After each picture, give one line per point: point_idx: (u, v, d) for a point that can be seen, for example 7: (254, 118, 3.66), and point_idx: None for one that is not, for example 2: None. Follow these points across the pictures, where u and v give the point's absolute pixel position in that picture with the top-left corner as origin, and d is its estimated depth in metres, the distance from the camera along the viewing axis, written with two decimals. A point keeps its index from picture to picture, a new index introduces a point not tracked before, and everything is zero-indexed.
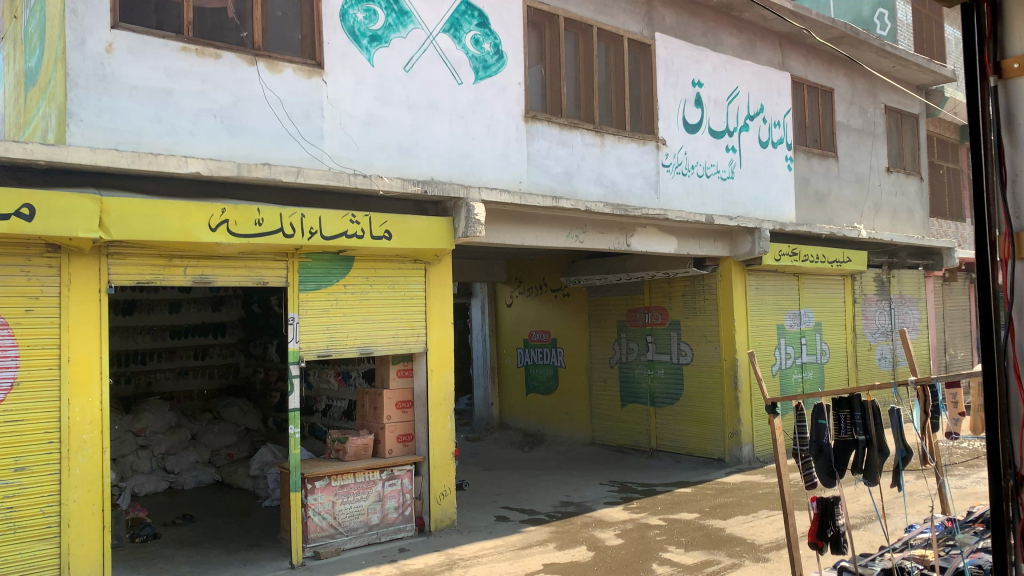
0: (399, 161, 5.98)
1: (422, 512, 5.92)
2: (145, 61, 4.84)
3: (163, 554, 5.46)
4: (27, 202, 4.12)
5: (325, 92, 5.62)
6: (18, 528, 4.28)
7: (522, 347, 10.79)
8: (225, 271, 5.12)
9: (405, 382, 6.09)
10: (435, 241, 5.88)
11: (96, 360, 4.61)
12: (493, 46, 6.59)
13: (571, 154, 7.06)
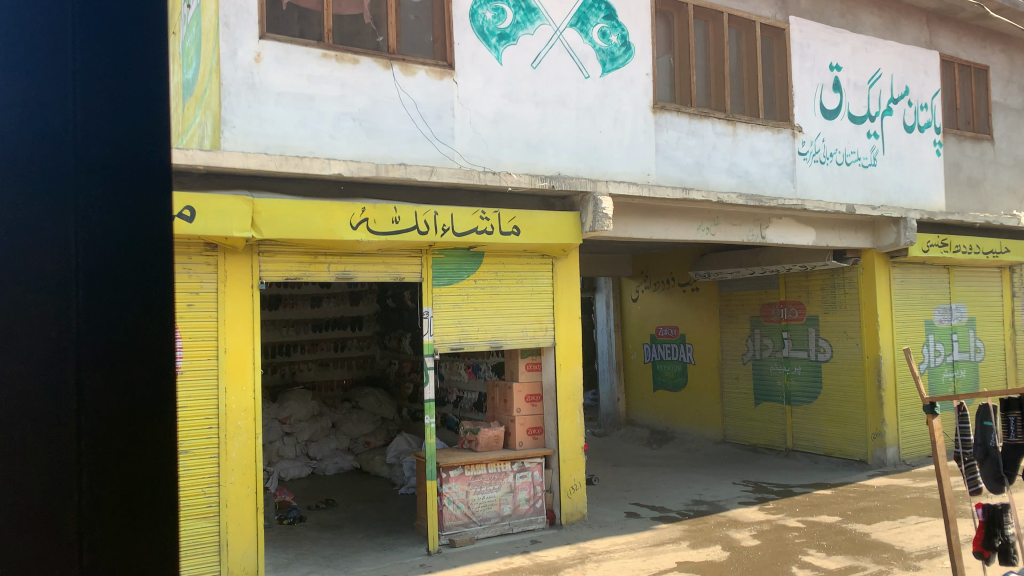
0: (528, 157, 6.04)
1: (553, 505, 5.96)
2: (290, 69, 5.11)
3: (308, 536, 5.76)
4: (189, 204, 4.43)
5: (456, 92, 5.75)
6: (183, 506, 4.62)
7: (649, 342, 10.66)
8: (364, 267, 5.34)
9: (534, 375, 6.16)
10: (563, 235, 5.88)
11: (250, 352, 4.92)
12: (620, 38, 6.53)
13: (702, 144, 6.91)
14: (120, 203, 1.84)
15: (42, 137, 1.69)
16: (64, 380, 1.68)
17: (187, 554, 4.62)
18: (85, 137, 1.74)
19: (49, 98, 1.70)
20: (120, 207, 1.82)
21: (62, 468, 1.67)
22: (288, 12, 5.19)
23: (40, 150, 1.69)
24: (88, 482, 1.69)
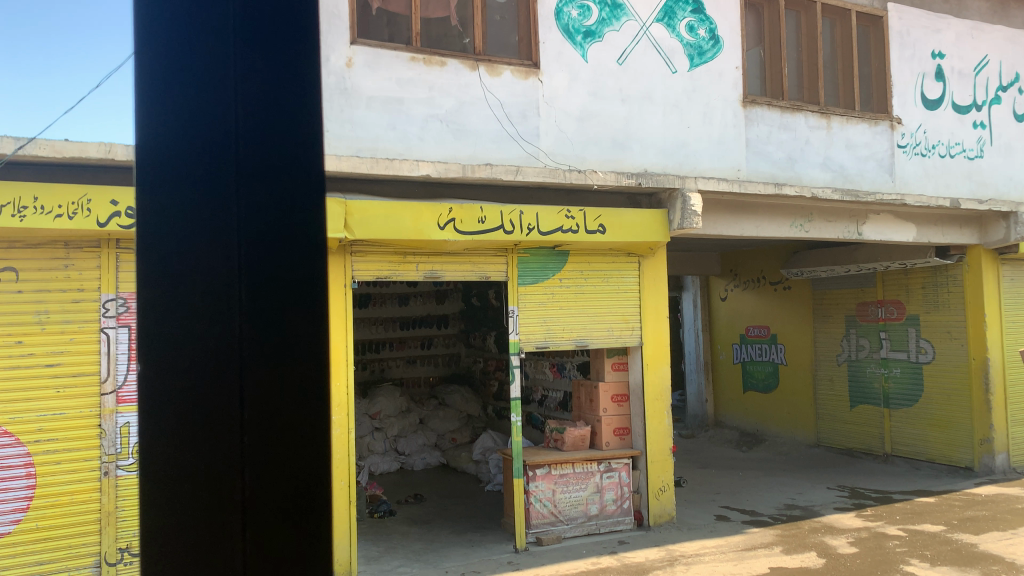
0: (614, 155, 5.98)
1: (641, 507, 5.90)
2: (380, 73, 5.22)
3: (398, 530, 5.88)
4: None
5: (541, 91, 5.76)
6: None
7: (738, 343, 10.42)
8: (451, 266, 5.41)
9: (620, 375, 6.10)
10: (651, 234, 5.80)
11: (343, 350, 5.04)
12: (708, 32, 6.39)
13: (795, 138, 6.71)
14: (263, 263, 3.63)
15: (208, 166, 3.37)
16: (222, 355, 3.52)
17: None
18: (230, 166, 3.39)
19: (242, 151, 3.41)
20: (249, 218, 3.52)
21: (224, 426, 3.51)
22: (378, 17, 5.31)
23: (205, 171, 3.36)
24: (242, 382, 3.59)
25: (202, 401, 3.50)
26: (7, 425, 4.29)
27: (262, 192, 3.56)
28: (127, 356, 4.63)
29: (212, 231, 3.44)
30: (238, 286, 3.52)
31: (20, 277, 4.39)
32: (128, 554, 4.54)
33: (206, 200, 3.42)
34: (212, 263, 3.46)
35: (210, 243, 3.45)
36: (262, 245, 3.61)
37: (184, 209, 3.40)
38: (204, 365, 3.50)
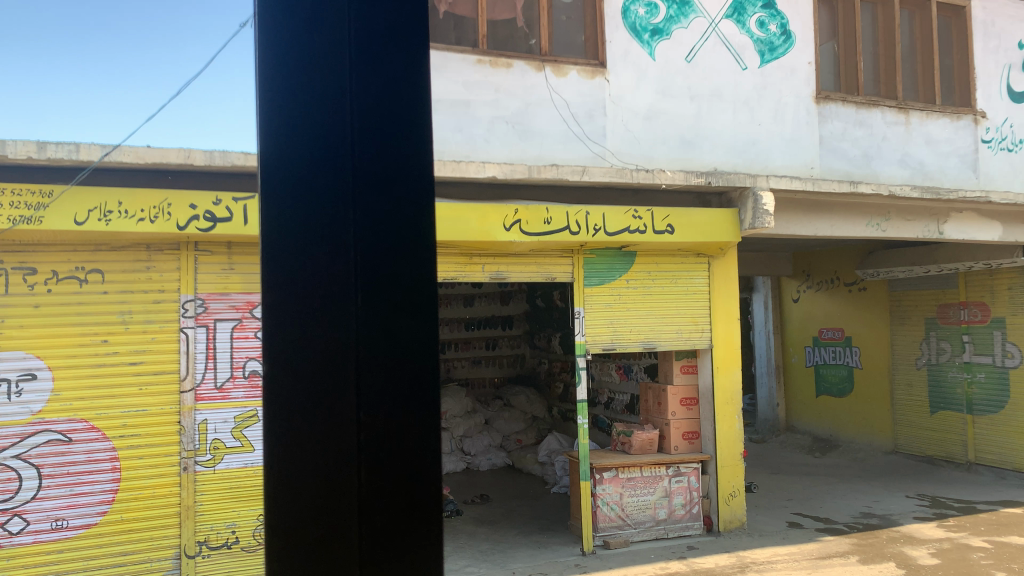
0: (682, 154, 5.90)
1: (711, 512, 5.80)
2: (447, 75, 5.26)
3: (465, 530, 5.91)
4: None
5: (608, 90, 5.71)
6: None
7: (811, 346, 10.16)
8: (517, 267, 5.41)
9: (689, 378, 6.00)
10: (720, 234, 5.68)
11: None
12: (780, 27, 6.23)
13: (871, 135, 6.50)
14: (401, 185, 1.40)
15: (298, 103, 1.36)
16: (341, 370, 1.33)
17: None
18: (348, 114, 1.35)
19: (324, 31, 1.36)
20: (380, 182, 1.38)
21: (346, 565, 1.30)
22: (445, 21, 5.36)
23: (306, 121, 1.35)
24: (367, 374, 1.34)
25: (302, 479, 1.31)
26: (93, 421, 4.49)
27: (404, 73, 1.42)
28: (205, 355, 4.76)
29: (309, 121, 1.35)
30: (367, 237, 1.36)
31: (106, 279, 4.59)
32: (206, 547, 4.66)
33: (288, 73, 1.36)
34: (291, 218, 1.35)
35: (328, 149, 1.35)
36: (402, 174, 1.40)
37: (279, 131, 1.36)
38: (313, 430, 1.32)
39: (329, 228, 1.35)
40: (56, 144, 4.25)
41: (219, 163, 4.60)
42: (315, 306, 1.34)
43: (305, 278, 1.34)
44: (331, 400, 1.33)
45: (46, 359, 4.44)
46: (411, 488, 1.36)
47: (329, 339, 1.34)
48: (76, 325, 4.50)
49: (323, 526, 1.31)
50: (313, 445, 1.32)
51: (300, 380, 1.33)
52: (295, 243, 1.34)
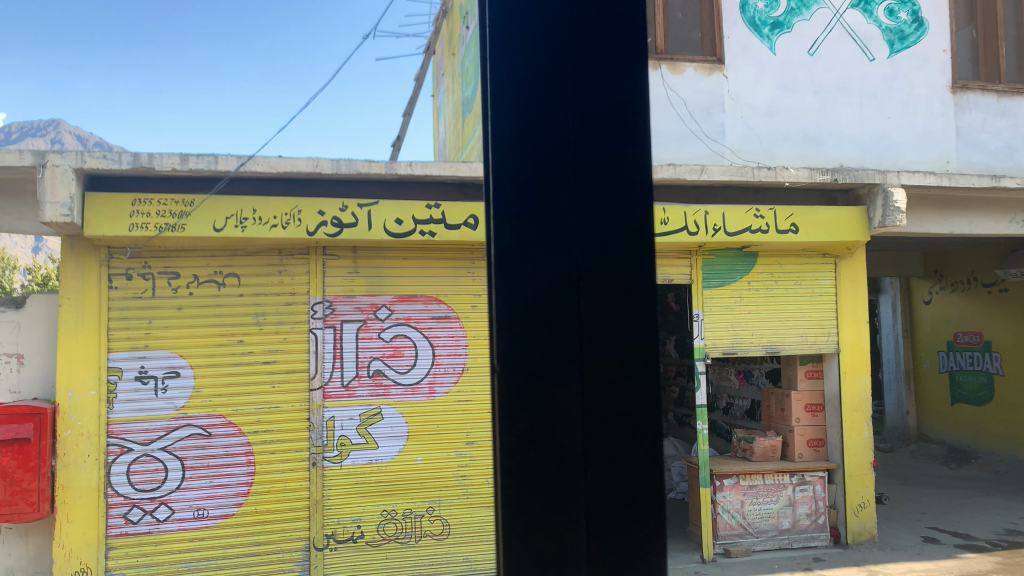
0: (805, 150, 5.70)
1: (838, 523, 5.55)
2: None
3: None
4: (474, 214, 5.00)
5: (726, 87, 5.59)
6: (470, 493, 5.08)
7: (945, 350, 9.59)
8: None
9: (815, 384, 5.77)
10: (848, 233, 5.44)
11: None
12: (911, 14, 5.91)
13: (1014, 124, 6.09)
14: (611, 172, 1.84)
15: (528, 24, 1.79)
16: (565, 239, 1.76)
17: (475, 539, 5.05)
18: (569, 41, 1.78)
19: None
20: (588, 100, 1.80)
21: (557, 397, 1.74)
22: None
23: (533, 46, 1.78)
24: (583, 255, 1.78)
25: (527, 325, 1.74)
26: (230, 416, 4.76)
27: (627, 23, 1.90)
28: (332, 355, 4.95)
29: (532, 50, 1.78)
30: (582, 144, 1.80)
31: (242, 282, 4.86)
32: (334, 540, 4.82)
33: (512, 11, 1.78)
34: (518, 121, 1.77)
35: (552, 145, 1.77)
36: (620, 105, 1.86)
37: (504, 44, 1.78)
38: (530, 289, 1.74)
39: (548, 206, 1.77)
40: (197, 156, 4.53)
41: (345, 171, 4.77)
42: (541, 268, 1.74)
43: (532, 244, 1.74)
44: (550, 340, 1.74)
45: (188, 358, 4.73)
46: (615, 418, 1.79)
47: (552, 290, 1.74)
48: (216, 326, 4.79)
49: (555, 435, 1.74)
50: (536, 381, 1.74)
51: (530, 325, 1.74)
52: (525, 217, 1.75)
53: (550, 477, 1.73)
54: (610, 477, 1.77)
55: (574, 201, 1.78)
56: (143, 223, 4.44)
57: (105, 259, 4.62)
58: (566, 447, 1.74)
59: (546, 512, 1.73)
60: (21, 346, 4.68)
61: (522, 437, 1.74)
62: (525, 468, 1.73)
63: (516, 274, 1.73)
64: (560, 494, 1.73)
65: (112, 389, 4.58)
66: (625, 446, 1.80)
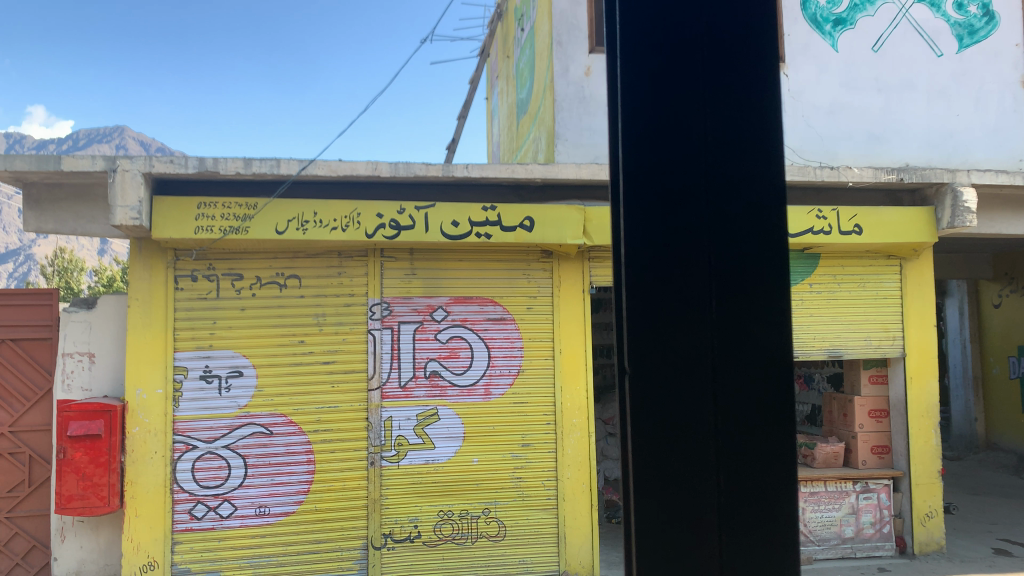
0: (869, 149, 5.56)
1: (904, 532, 5.38)
2: None
3: None
4: (528, 215, 4.96)
5: (787, 85, 5.50)
6: (526, 496, 5.05)
7: (1016, 355, 9.24)
8: None
9: (879, 389, 5.63)
10: (913, 234, 5.28)
11: (582, 353, 5.23)
12: (981, 8, 5.71)
13: None
14: (746, 86, 1.34)
15: None
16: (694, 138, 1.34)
17: (531, 542, 5.02)
18: None
19: None
20: None
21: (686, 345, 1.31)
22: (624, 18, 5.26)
23: None
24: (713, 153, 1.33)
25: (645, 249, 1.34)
26: (291, 415, 4.84)
27: None
28: (390, 355, 5.01)
29: None
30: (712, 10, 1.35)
31: (303, 283, 4.94)
32: (391, 539, 4.86)
33: None
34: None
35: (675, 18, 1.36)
36: None
37: None
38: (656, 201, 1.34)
39: (671, 136, 1.35)
40: (260, 159, 4.63)
41: (403, 174, 4.82)
42: (664, 216, 1.34)
43: (649, 184, 1.35)
44: (669, 304, 1.32)
45: (251, 358, 4.84)
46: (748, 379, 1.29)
47: (673, 239, 1.33)
48: (277, 327, 4.89)
49: (686, 427, 1.30)
50: (654, 360, 1.32)
51: (643, 289, 1.34)
52: (643, 151, 1.35)
53: (674, 479, 1.29)
54: (755, 483, 1.26)
55: (697, 121, 1.33)
56: (207, 225, 4.56)
57: (171, 262, 4.75)
58: (695, 442, 1.29)
59: (670, 527, 1.28)
60: (92, 345, 4.83)
61: (642, 425, 1.31)
62: (648, 474, 1.30)
63: (635, 217, 1.35)
64: (689, 504, 1.27)
65: (178, 387, 4.70)
66: (776, 461, 1.27)
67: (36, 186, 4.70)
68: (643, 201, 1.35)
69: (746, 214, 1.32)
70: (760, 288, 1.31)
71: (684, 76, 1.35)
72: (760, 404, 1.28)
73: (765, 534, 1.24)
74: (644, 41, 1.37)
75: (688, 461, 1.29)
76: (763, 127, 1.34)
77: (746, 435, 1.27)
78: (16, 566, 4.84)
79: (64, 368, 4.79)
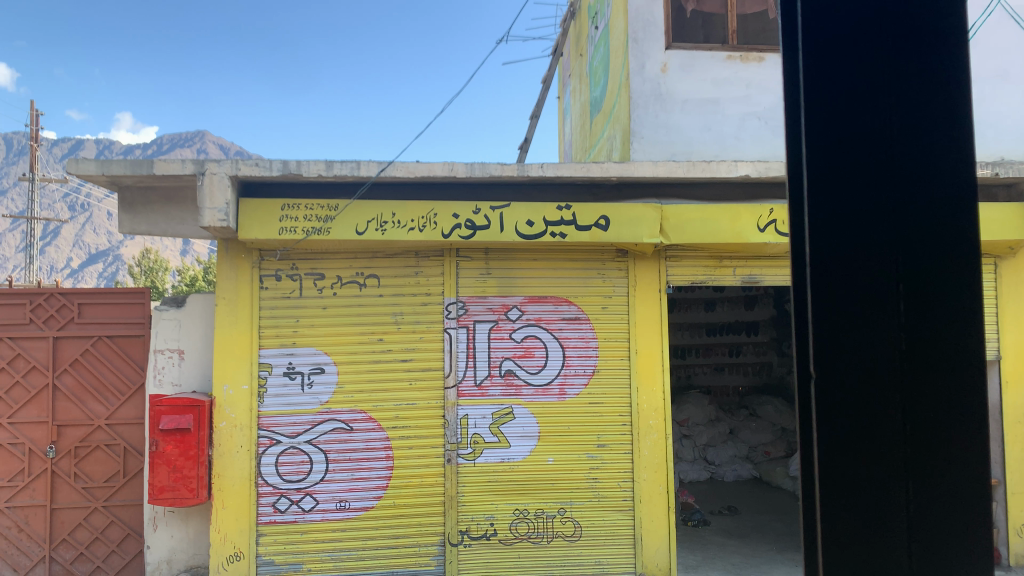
0: None
1: (998, 543, 5.14)
2: (696, 75, 5.78)
3: (714, 541, 5.70)
4: (604, 214, 4.90)
5: None
6: (602, 497, 5.02)
7: None
8: (773, 270, 5.32)
9: None
10: (1008, 232, 5.04)
11: (659, 353, 5.17)
12: None
13: None
14: (922, 115, 1.39)
15: None
16: (876, 163, 1.41)
17: (607, 543, 4.99)
18: None
19: None
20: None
21: (873, 354, 1.41)
22: (692, 20, 6.00)
23: None
24: (889, 178, 1.40)
25: (832, 270, 1.45)
26: (371, 412, 4.93)
27: None
28: (466, 354, 5.05)
29: None
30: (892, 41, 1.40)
31: (381, 283, 5.03)
32: (468, 537, 4.90)
33: None
34: (824, 37, 1.47)
35: (857, 49, 1.43)
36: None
37: None
38: (841, 225, 1.44)
39: (853, 164, 1.44)
40: (341, 162, 4.72)
41: (479, 174, 4.85)
42: (847, 233, 1.43)
43: (833, 210, 1.45)
44: (854, 318, 1.43)
45: (332, 355, 4.95)
46: (930, 391, 1.36)
47: (857, 258, 1.43)
48: (357, 326, 4.99)
49: (872, 431, 1.40)
50: (842, 369, 1.43)
51: (829, 303, 1.45)
52: (823, 161, 1.46)
53: (856, 467, 1.40)
54: (941, 489, 1.34)
55: (879, 144, 1.41)
56: (291, 226, 4.67)
57: (256, 261, 4.90)
58: (880, 447, 1.39)
59: (850, 512, 1.40)
60: (182, 343, 5.01)
61: (830, 429, 1.43)
62: (834, 474, 1.42)
63: (822, 239, 1.46)
64: (872, 491, 1.39)
65: (263, 383, 4.84)
66: (956, 469, 1.34)
67: (129, 189, 4.90)
68: (823, 207, 1.46)
69: (925, 231, 1.37)
70: (945, 301, 1.36)
71: (869, 103, 1.43)
72: (944, 416, 1.35)
73: (949, 536, 1.32)
74: (828, 78, 1.46)
75: (873, 465, 1.39)
76: (943, 148, 1.38)
77: (928, 441, 1.36)
78: (111, 553, 5.08)
79: (156, 365, 4.98)
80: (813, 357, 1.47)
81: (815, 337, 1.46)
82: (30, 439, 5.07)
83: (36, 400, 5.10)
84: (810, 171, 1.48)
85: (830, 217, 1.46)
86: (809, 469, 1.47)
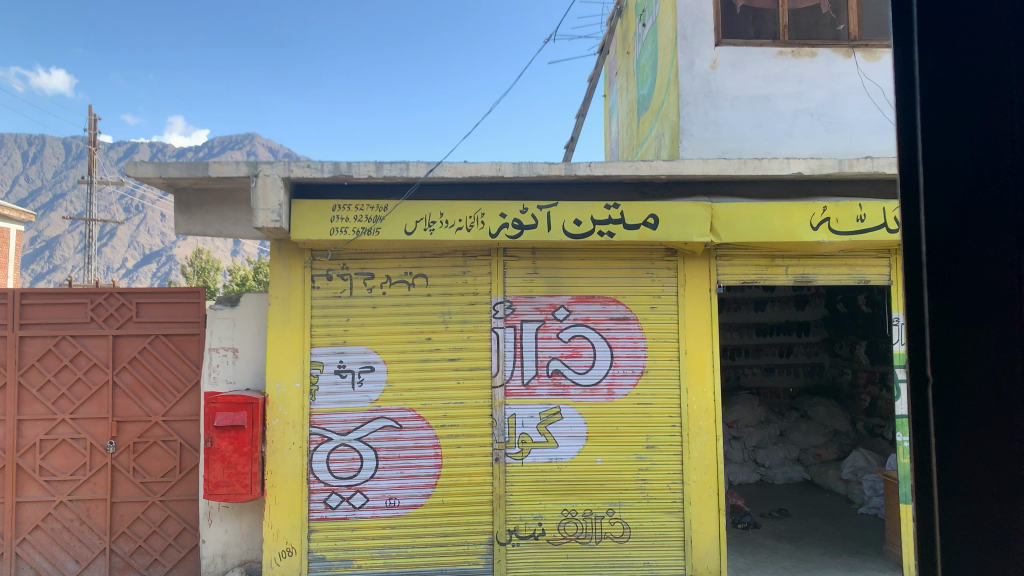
0: None
1: None
2: (746, 71, 5.69)
3: (765, 544, 5.61)
4: (653, 213, 4.86)
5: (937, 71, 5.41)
6: (651, 498, 4.99)
7: None
8: (827, 269, 5.21)
9: None
10: None
11: (709, 354, 5.11)
12: None
13: None
14: None
15: None
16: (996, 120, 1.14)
17: (656, 544, 4.96)
18: None
19: None
20: None
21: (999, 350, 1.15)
22: (742, 16, 5.89)
23: None
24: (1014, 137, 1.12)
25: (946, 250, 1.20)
26: (419, 410, 4.97)
27: None
28: (513, 353, 5.05)
29: None
30: None
31: (429, 283, 5.07)
32: (516, 536, 4.91)
33: None
34: None
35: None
36: None
37: None
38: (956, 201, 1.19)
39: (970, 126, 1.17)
40: (391, 163, 4.77)
41: (526, 174, 4.85)
42: (963, 209, 1.19)
43: (947, 182, 1.20)
44: (976, 306, 1.17)
45: (382, 353, 5.00)
46: None
47: (976, 238, 1.17)
48: (407, 325, 5.03)
49: (996, 440, 1.15)
50: (959, 368, 1.19)
51: (943, 290, 1.21)
52: (936, 125, 1.21)
53: (976, 488, 1.16)
54: None
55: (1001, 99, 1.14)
56: (342, 226, 4.73)
57: (308, 261, 4.98)
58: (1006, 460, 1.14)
59: (965, 537, 1.17)
60: (236, 341, 5.11)
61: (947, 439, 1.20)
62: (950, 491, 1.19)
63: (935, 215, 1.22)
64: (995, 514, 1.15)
65: (314, 381, 4.91)
66: None
67: (185, 191, 5.02)
68: (940, 182, 1.21)
69: None
70: None
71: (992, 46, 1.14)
72: None
73: None
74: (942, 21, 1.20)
75: (995, 481, 1.15)
76: None
77: None
78: (168, 546, 5.20)
79: (211, 363, 5.08)
80: (928, 361, 1.23)
81: (930, 333, 1.23)
82: (91, 434, 5.23)
83: (97, 397, 5.25)
84: (925, 140, 1.23)
85: (943, 191, 1.21)
86: (922, 486, 1.24)
